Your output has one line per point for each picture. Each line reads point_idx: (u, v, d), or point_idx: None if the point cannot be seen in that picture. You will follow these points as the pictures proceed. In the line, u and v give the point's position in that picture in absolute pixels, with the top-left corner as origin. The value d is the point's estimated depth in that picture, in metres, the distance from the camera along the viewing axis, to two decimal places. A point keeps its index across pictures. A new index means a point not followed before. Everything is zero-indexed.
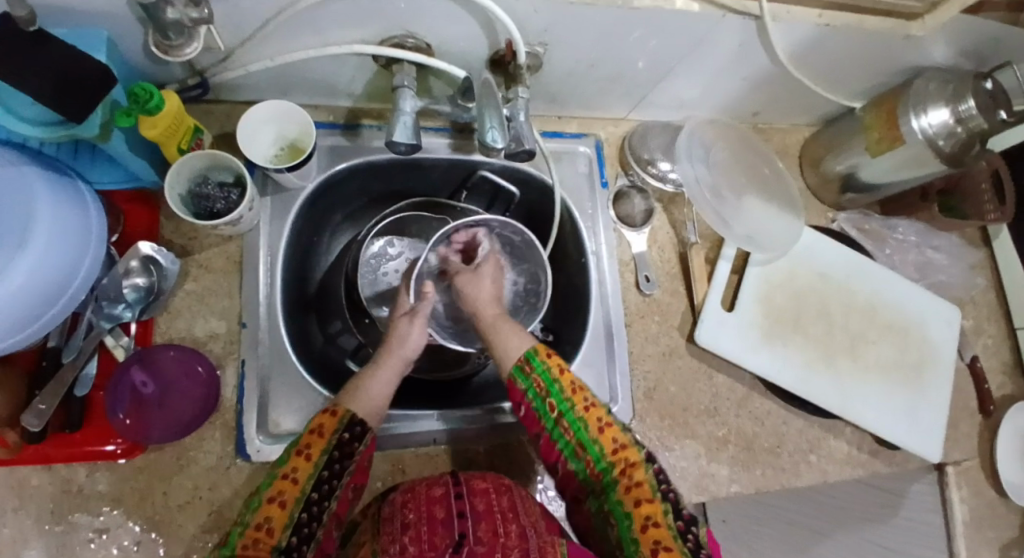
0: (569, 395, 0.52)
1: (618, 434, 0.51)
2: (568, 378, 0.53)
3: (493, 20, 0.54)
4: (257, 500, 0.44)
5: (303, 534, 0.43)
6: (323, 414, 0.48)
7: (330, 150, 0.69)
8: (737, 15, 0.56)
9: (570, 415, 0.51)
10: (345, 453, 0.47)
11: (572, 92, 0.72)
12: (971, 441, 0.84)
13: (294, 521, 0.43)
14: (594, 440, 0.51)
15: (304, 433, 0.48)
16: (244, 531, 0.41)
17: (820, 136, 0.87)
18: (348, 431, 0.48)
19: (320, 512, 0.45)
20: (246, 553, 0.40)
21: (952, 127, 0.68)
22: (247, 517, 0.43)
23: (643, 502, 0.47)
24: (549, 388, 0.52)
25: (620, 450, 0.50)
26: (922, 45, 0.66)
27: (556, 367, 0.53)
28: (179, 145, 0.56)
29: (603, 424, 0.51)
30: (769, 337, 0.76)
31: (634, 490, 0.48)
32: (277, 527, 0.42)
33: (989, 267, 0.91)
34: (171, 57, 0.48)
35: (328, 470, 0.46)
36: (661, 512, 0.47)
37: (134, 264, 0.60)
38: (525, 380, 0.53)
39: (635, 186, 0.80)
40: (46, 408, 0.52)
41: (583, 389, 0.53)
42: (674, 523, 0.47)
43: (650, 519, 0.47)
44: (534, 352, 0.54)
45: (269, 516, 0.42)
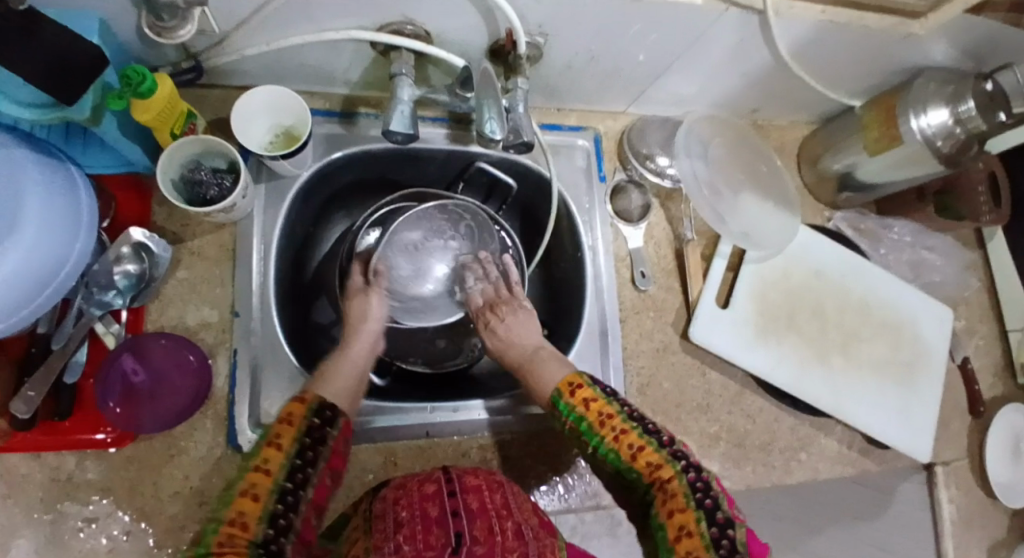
0: (596, 429, 0.50)
1: (652, 454, 0.48)
2: (595, 410, 0.51)
3: (493, 8, 0.53)
4: (229, 496, 0.41)
5: (279, 526, 0.40)
6: (293, 404, 0.48)
7: (326, 139, 0.68)
8: (740, 9, 0.55)
9: (603, 447, 0.50)
10: (316, 439, 0.46)
11: (572, 85, 0.71)
12: (960, 441, 0.85)
13: (269, 512, 0.40)
14: (629, 467, 0.49)
15: (273, 425, 0.46)
16: (217, 527, 0.37)
17: (818, 134, 0.87)
18: (317, 417, 0.47)
19: (294, 503, 0.42)
20: (220, 548, 0.36)
21: (951, 128, 0.68)
22: (218, 514, 0.39)
23: (676, 514, 0.45)
24: (578, 425, 0.52)
25: (655, 470, 0.47)
26: (923, 43, 0.66)
27: (580, 403, 0.52)
28: (172, 131, 0.55)
29: (635, 449, 0.48)
30: (763, 334, 0.76)
31: (668, 502, 0.46)
32: (251, 520, 0.39)
33: (982, 269, 0.91)
34: (165, 39, 0.47)
35: (300, 458, 0.44)
36: (694, 520, 0.44)
37: (125, 251, 0.59)
38: (559, 422, 0.54)
39: (633, 181, 0.79)
40: (35, 396, 0.52)
41: (611, 417, 0.50)
42: (708, 530, 0.43)
43: (683, 529, 0.44)
44: (558, 394, 0.54)
45: (242, 510, 0.39)
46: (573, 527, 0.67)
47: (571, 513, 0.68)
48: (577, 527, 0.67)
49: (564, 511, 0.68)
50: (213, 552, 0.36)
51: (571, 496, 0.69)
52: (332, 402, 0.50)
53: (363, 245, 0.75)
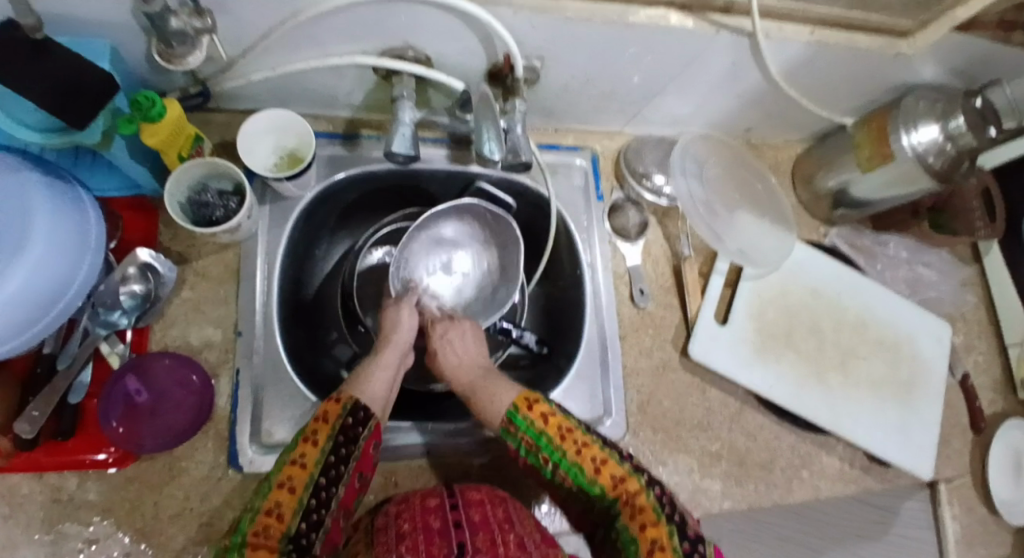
0: (558, 443, 0.50)
1: (616, 468, 0.49)
2: (554, 424, 0.50)
3: (492, 35, 0.55)
4: (267, 487, 0.44)
5: (311, 521, 0.43)
6: (329, 402, 0.48)
7: (329, 160, 0.69)
8: (731, 31, 0.57)
9: (566, 463, 0.50)
10: (350, 439, 0.47)
11: (568, 106, 0.73)
12: (962, 458, 0.84)
13: (304, 506, 0.43)
14: (593, 482, 0.49)
15: (311, 422, 0.48)
16: (255, 517, 0.42)
17: (812, 152, 0.88)
18: (352, 416, 0.47)
19: (326, 500, 0.44)
20: (255, 540, 0.40)
21: (941, 144, 0.70)
22: (257, 503, 0.43)
23: (647, 527, 0.46)
24: (537, 442, 0.50)
25: (620, 483, 0.48)
26: (910, 64, 0.68)
27: (539, 418, 0.50)
28: (179, 153, 0.56)
29: (598, 463, 0.49)
30: (761, 351, 0.76)
31: (638, 516, 0.47)
32: (287, 511, 0.42)
33: (979, 284, 0.91)
34: (174, 66, 0.49)
35: (335, 455, 0.45)
36: (666, 534, 0.45)
37: (131, 271, 0.60)
38: (513, 438, 0.51)
39: (629, 200, 0.80)
40: (39, 415, 0.53)
41: (571, 431, 0.50)
42: (680, 545, 0.45)
43: (655, 543, 0.45)
44: (514, 409, 0.51)
45: (279, 502, 0.43)
46: (576, 550, 0.67)
47: (573, 535, 0.67)
48: (579, 549, 0.67)
49: (566, 532, 0.67)
50: (248, 543, 0.40)
51: (573, 516, 0.68)
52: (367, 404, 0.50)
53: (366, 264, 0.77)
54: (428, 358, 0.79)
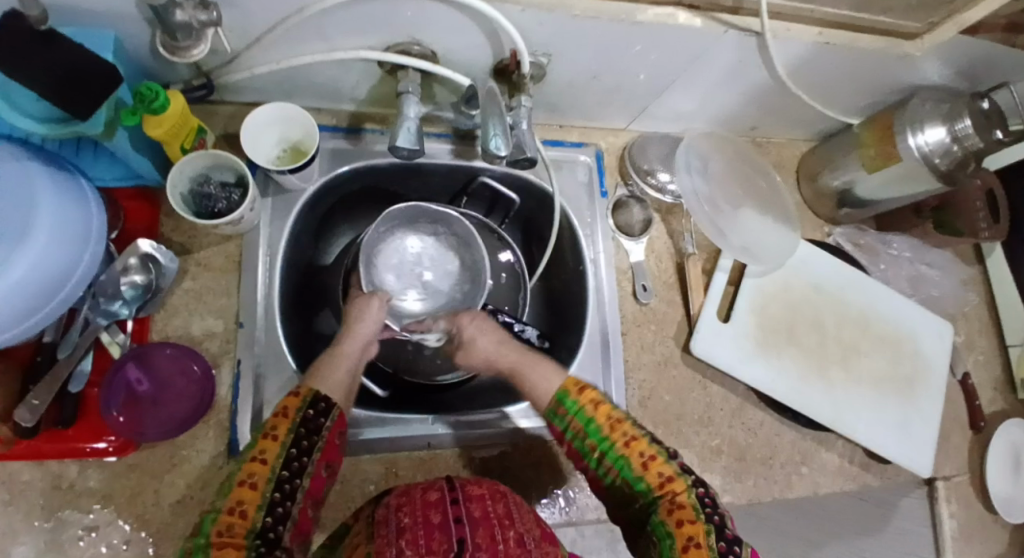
0: (607, 432, 0.49)
1: (663, 466, 0.48)
2: (604, 412, 0.50)
3: (498, 31, 0.54)
4: (228, 486, 0.42)
5: (277, 514, 0.41)
6: (288, 397, 0.48)
7: (332, 154, 0.69)
8: (738, 32, 0.57)
9: (612, 453, 0.49)
10: (312, 430, 0.46)
11: (573, 102, 0.73)
12: (960, 457, 0.85)
13: (267, 501, 0.41)
14: (639, 476, 0.48)
15: (270, 417, 0.47)
16: (216, 517, 0.39)
17: (817, 152, 0.88)
18: (312, 408, 0.47)
19: (291, 492, 0.43)
20: (221, 538, 0.38)
21: (947, 145, 0.69)
22: (219, 502, 0.41)
23: (684, 523, 0.44)
24: (585, 427, 0.50)
25: (667, 481, 0.47)
26: (918, 65, 0.68)
27: (590, 404, 0.50)
28: (182, 144, 0.56)
29: (646, 457, 0.48)
30: (763, 349, 0.76)
31: (676, 512, 0.45)
32: (251, 508, 0.41)
33: (982, 284, 0.91)
34: (178, 58, 0.49)
35: (296, 448, 0.45)
36: (704, 532, 0.44)
37: (132, 262, 0.60)
38: (560, 421, 0.51)
39: (633, 197, 0.80)
40: (39, 404, 0.52)
41: (622, 422, 0.50)
42: (716, 544, 0.44)
43: (692, 540, 0.43)
44: (565, 391, 0.52)
45: (241, 499, 0.41)
46: (573, 540, 0.68)
47: (572, 526, 0.68)
48: (577, 539, 0.68)
49: (565, 523, 0.68)
50: (213, 543, 0.37)
51: (573, 509, 0.69)
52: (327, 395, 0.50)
53: None
54: (423, 351, 0.77)
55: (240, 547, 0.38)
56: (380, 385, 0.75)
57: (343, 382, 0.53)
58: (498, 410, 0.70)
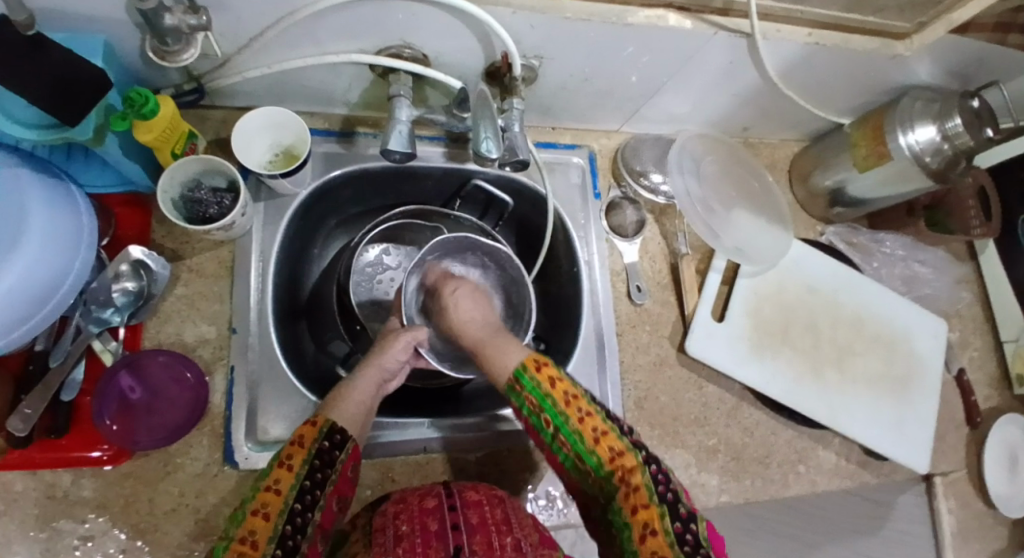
0: (562, 408, 0.48)
1: (615, 441, 0.47)
2: (561, 389, 0.49)
3: (489, 34, 0.54)
4: (240, 514, 0.43)
5: (287, 547, 0.41)
6: (305, 425, 0.48)
7: (325, 157, 0.69)
8: (728, 33, 0.57)
9: (566, 429, 0.48)
10: (326, 462, 0.47)
11: (566, 105, 0.73)
12: (957, 453, 0.85)
13: (278, 533, 0.42)
14: (591, 452, 0.47)
15: (285, 446, 0.47)
16: (229, 545, 0.40)
17: (809, 151, 0.88)
18: (328, 440, 0.48)
19: (303, 525, 0.43)
20: None
21: (938, 144, 0.70)
22: (232, 531, 0.41)
23: (639, 509, 0.44)
24: (541, 403, 0.49)
25: (617, 457, 0.46)
26: (907, 65, 0.68)
27: (546, 381, 0.49)
28: (173, 150, 0.56)
29: (599, 433, 0.47)
30: (759, 348, 0.76)
31: (632, 496, 0.45)
32: (261, 539, 0.41)
33: (975, 281, 0.92)
34: (168, 63, 0.48)
35: (310, 480, 0.45)
36: (659, 516, 0.43)
37: (124, 269, 0.59)
38: (517, 397, 0.50)
39: (627, 198, 0.81)
40: (31, 413, 0.52)
41: (577, 399, 0.49)
42: (671, 527, 0.43)
43: (648, 527, 0.43)
44: (523, 368, 0.50)
45: (252, 529, 0.41)
46: (573, 543, 0.67)
47: (571, 528, 0.68)
48: (576, 542, 0.68)
49: (563, 526, 0.68)
50: None
51: (570, 510, 0.69)
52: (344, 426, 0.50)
53: (362, 262, 0.77)
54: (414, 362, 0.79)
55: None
56: None
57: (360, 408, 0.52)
58: (486, 414, 0.71)
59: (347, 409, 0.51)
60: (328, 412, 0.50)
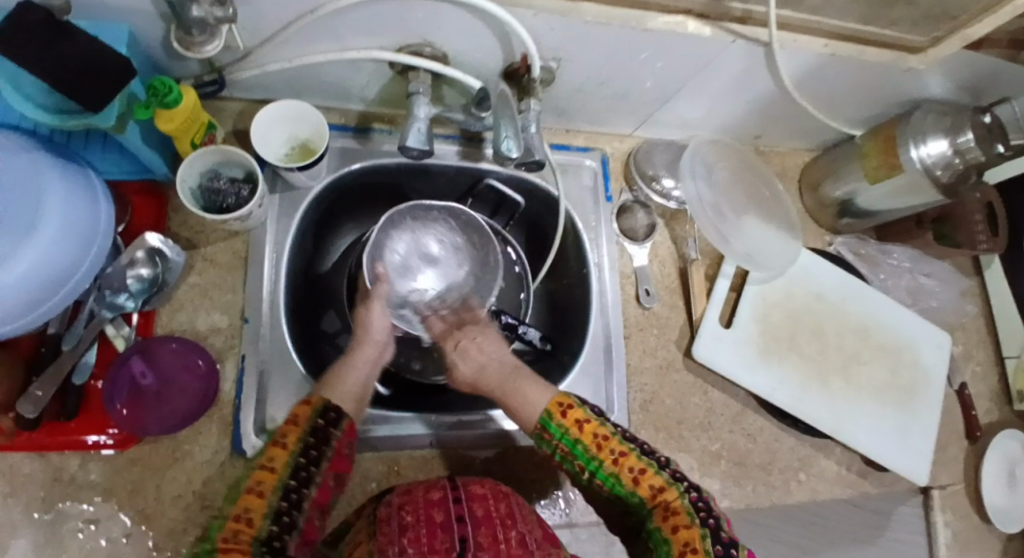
0: (594, 452, 0.50)
1: (654, 477, 0.49)
2: (589, 432, 0.51)
3: (509, 34, 0.55)
4: (236, 492, 0.44)
5: (283, 523, 0.43)
6: (298, 404, 0.49)
7: (340, 152, 0.69)
8: (746, 41, 0.58)
9: (602, 472, 0.50)
10: (321, 439, 0.47)
11: (580, 106, 0.73)
12: (957, 466, 0.85)
13: (273, 510, 0.43)
14: (631, 491, 0.50)
15: (281, 423, 0.48)
16: (223, 523, 0.41)
17: (819, 161, 0.89)
18: (322, 418, 0.48)
19: (297, 501, 0.44)
20: (226, 544, 0.39)
21: (949, 158, 0.70)
22: (227, 509, 0.42)
23: (679, 529, 0.46)
24: (572, 450, 0.51)
25: (658, 492, 0.49)
26: (921, 78, 0.69)
27: (573, 426, 0.51)
28: (191, 139, 0.56)
29: (636, 472, 0.49)
30: (765, 355, 0.77)
31: (671, 519, 0.47)
32: (256, 517, 0.42)
33: (979, 296, 0.92)
34: (192, 54, 0.49)
35: (305, 457, 0.46)
36: (699, 537, 0.45)
37: (139, 255, 0.59)
38: (548, 446, 0.52)
39: (638, 201, 0.81)
40: (42, 395, 0.52)
41: (608, 440, 0.50)
42: (712, 548, 0.45)
43: (688, 547, 0.45)
44: (547, 416, 0.52)
45: (248, 507, 0.42)
46: (571, 544, 0.67)
47: (572, 530, 0.68)
48: (577, 545, 0.67)
49: (565, 526, 0.68)
50: (219, 548, 0.39)
51: (573, 511, 0.69)
52: (338, 404, 0.51)
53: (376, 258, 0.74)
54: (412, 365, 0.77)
55: (246, 554, 0.39)
56: (384, 383, 0.76)
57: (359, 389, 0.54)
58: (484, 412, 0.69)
59: (342, 389, 0.52)
60: (321, 392, 0.51)
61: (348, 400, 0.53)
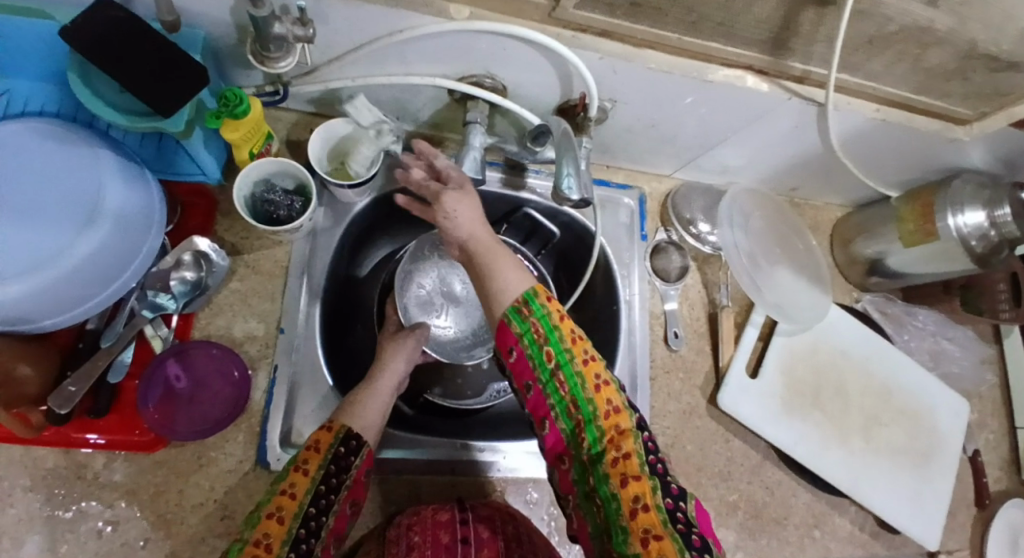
0: (568, 345, 0.47)
1: (614, 397, 0.47)
2: (567, 326, 0.48)
3: (572, 73, 0.56)
4: (255, 516, 0.44)
5: (301, 550, 0.44)
6: (320, 430, 0.51)
7: (388, 171, 0.70)
8: (802, 100, 0.59)
9: (569, 369, 0.47)
10: (341, 468, 0.50)
11: (625, 146, 0.74)
12: (968, 536, 0.85)
13: (293, 537, 0.43)
14: (589, 400, 0.46)
15: (300, 449, 0.50)
16: (242, 546, 0.41)
17: (852, 218, 0.90)
18: (344, 446, 0.50)
19: (316, 529, 0.46)
20: None
21: (985, 230, 0.71)
22: (245, 534, 0.42)
23: (630, 481, 0.43)
24: (547, 333, 0.47)
25: (614, 415, 0.46)
26: (964, 148, 0.70)
27: (556, 312, 0.48)
28: (251, 148, 0.56)
29: (600, 382, 0.47)
30: (787, 408, 0.77)
31: (622, 464, 0.44)
32: (276, 542, 0.42)
33: (999, 364, 0.92)
34: (267, 68, 0.50)
35: (325, 485, 0.48)
36: (650, 491, 0.43)
37: (185, 258, 0.60)
38: (521, 322, 0.47)
39: (673, 243, 0.81)
40: (75, 391, 0.52)
41: (582, 340, 0.48)
42: (661, 501, 0.42)
43: (638, 502, 0.42)
44: (533, 293, 0.48)
45: (268, 532, 0.43)
46: None
47: None
48: None
49: None
50: None
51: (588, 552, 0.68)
52: (358, 432, 0.53)
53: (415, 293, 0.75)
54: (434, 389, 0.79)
55: None
56: (408, 404, 0.76)
57: (378, 416, 0.56)
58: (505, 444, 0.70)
59: (364, 415, 0.55)
60: (342, 419, 0.53)
61: (369, 427, 0.55)
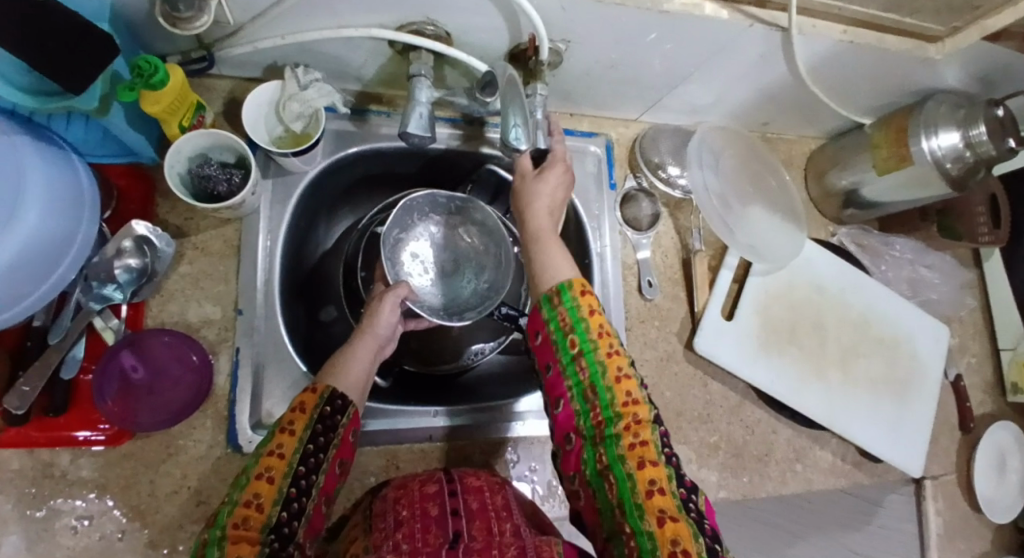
0: (592, 335, 0.50)
1: (634, 391, 0.49)
2: (596, 319, 0.51)
3: (517, 14, 0.52)
4: (245, 479, 0.44)
5: (292, 509, 0.43)
6: (304, 392, 0.48)
7: (336, 136, 0.66)
8: (764, 25, 0.55)
9: (592, 357, 0.50)
10: (329, 427, 0.48)
11: (587, 90, 0.70)
12: (948, 457, 0.86)
13: (284, 495, 0.43)
14: (607, 387, 0.49)
15: (286, 411, 0.48)
16: (233, 509, 0.41)
17: (827, 149, 0.87)
18: (330, 405, 0.48)
19: (307, 487, 0.45)
20: (234, 533, 0.40)
21: (960, 151, 0.69)
22: (236, 495, 0.42)
23: (646, 465, 0.45)
24: (574, 323, 0.51)
25: (631, 405, 0.48)
26: (938, 67, 0.67)
27: (586, 305, 0.51)
28: (179, 122, 0.53)
29: (621, 374, 0.49)
30: (765, 347, 0.76)
31: (639, 448, 0.46)
32: (267, 502, 0.42)
33: (978, 288, 0.92)
34: (179, 30, 0.45)
35: (313, 443, 0.46)
36: (666, 477, 0.45)
37: (126, 245, 0.56)
38: (551, 309, 0.52)
39: (642, 189, 0.79)
40: (30, 390, 0.50)
41: (609, 334, 0.51)
42: (677, 490, 0.44)
43: (654, 484, 0.44)
44: (567, 286, 0.52)
45: (258, 492, 0.42)
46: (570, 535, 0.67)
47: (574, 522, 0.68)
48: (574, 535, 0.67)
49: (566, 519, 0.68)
50: (228, 536, 0.39)
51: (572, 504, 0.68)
52: (343, 391, 0.50)
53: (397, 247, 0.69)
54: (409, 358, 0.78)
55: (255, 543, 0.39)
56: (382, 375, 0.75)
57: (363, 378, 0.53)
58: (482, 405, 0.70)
59: (346, 378, 0.51)
60: (327, 380, 0.50)
61: (356, 387, 0.52)
